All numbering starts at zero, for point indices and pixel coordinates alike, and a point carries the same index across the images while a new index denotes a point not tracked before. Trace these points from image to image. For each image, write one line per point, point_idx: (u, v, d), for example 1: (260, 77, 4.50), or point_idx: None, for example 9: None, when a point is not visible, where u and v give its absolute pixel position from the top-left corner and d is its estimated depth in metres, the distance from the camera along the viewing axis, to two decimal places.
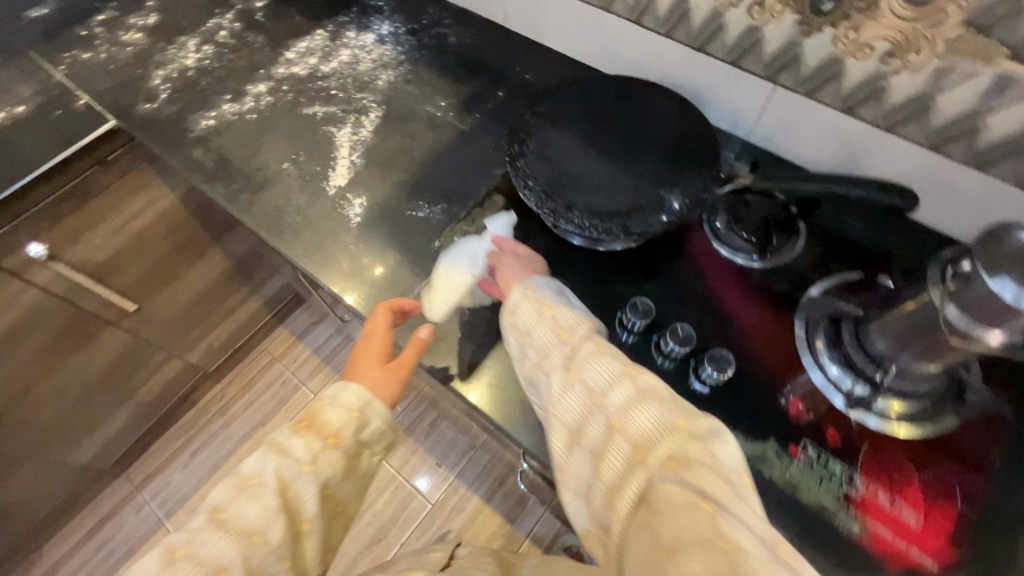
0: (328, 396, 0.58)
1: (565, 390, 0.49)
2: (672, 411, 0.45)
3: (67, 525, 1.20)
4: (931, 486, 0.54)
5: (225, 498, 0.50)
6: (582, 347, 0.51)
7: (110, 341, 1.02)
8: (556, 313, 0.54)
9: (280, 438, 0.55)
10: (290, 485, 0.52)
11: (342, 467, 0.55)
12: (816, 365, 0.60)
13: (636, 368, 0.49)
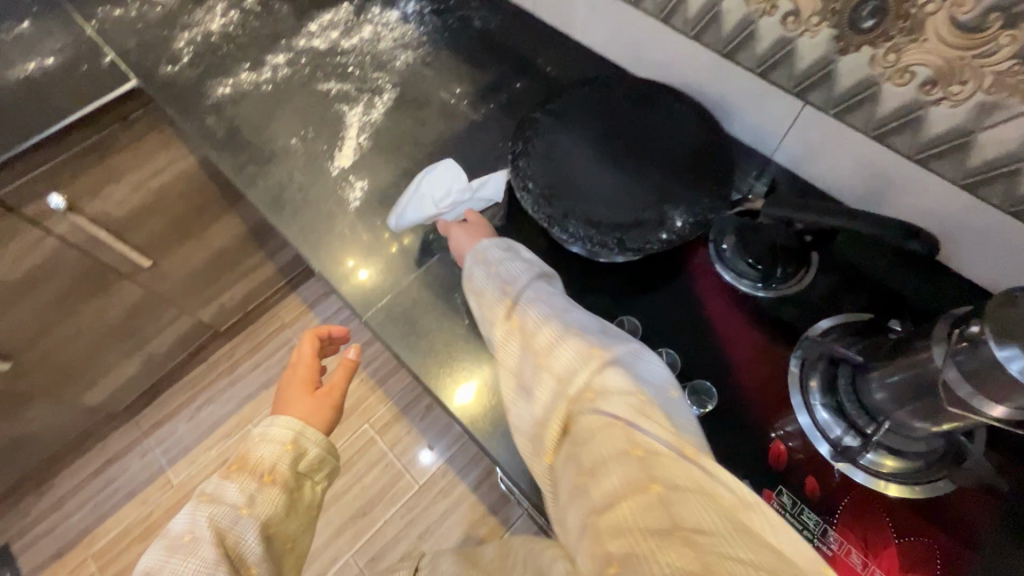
0: (257, 433, 0.54)
1: (505, 338, 0.47)
2: (596, 342, 0.43)
3: (80, 458, 1.28)
4: (913, 551, 0.46)
5: (156, 562, 0.45)
6: (519, 292, 0.48)
7: (125, 295, 1.05)
8: (501, 270, 0.51)
9: (210, 487, 0.50)
10: (231, 531, 0.47)
11: (282, 503, 0.50)
12: (806, 408, 0.52)
13: (569, 310, 0.47)
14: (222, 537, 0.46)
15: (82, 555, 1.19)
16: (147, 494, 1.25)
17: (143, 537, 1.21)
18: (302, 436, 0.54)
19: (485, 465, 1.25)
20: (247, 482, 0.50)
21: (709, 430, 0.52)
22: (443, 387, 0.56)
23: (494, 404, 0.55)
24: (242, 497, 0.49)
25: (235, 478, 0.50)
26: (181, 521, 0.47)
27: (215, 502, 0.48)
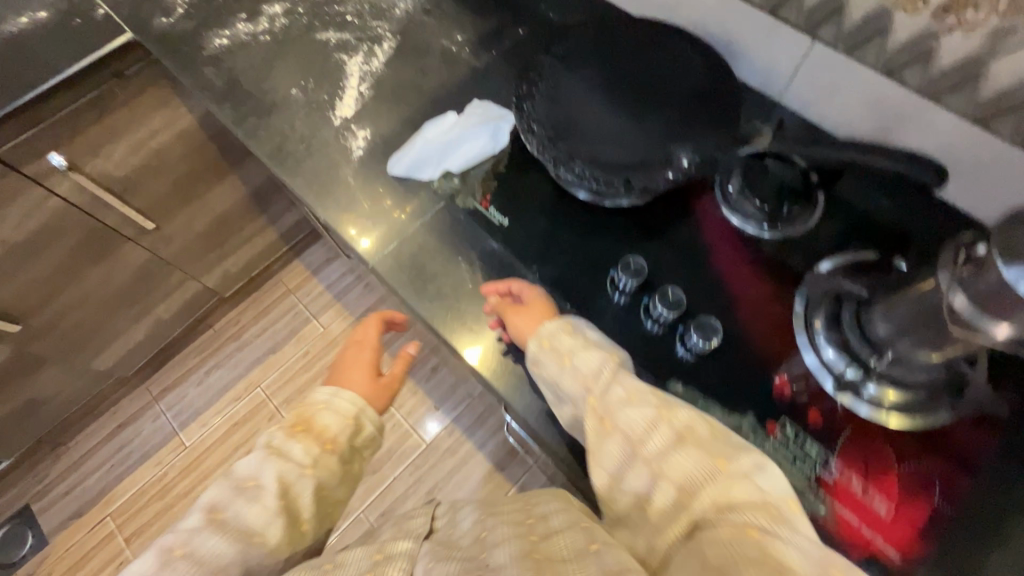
0: (322, 401, 0.58)
1: (599, 438, 0.45)
2: (711, 452, 0.41)
3: (94, 423, 1.30)
4: (912, 477, 0.47)
5: (223, 498, 0.50)
6: (615, 384, 0.46)
7: (130, 259, 1.06)
8: (575, 362, 0.48)
9: (276, 441, 0.55)
10: (292, 486, 0.53)
11: (337, 472, 0.56)
12: (811, 347, 0.53)
13: (669, 406, 0.45)
14: (288, 489, 0.52)
15: (101, 514, 1.22)
16: (161, 456, 1.28)
17: (159, 496, 1.24)
18: (365, 415, 0.59)
19: (490, 424, 1.27)
20: (310, 445, 0.55)
21: (716, 367, 0.52)
22: (453, 332, 0.57)
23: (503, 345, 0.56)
24: (307, 458, 0.54)
25: (299, 438, 0.55)
26: (249, 466, 0.53)
27: (281, 458, 0.53)
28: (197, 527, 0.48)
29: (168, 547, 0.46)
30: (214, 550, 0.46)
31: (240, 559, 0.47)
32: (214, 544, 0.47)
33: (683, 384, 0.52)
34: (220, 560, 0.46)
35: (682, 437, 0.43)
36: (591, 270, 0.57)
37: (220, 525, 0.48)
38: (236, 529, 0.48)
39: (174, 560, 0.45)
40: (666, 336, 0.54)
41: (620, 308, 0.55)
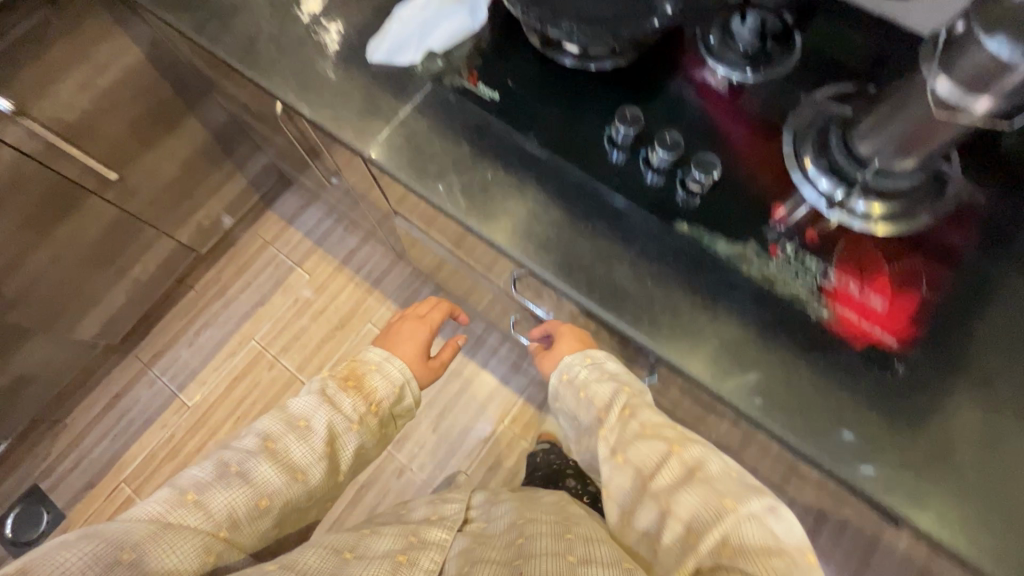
0: (373, 363, 0.69)
1: (616, 472, 0.56)
2: (719, 493, 0.50)
3: (89, 396, 1.28)
4: (902, 274, 0.51)
5: (278, 430, 0.60)
6: (638, 422, 0.58)
7: (97, 215, 1.01)
8: (590, 393, 0.62)
9: (331, 391, 0.65)
10: (338, 437, 0.62)
11: (377, 434, 0.67)
12: (806, 181, 0.55)
13: (681, 444, 0.55)
14: (335, 439, 0.62)
15: (115, 481, 1.22)
16: (165, 418, 1.27)
17: (172, 456, 1.24)
18: (407, 387, 0.70)
19: (491, 343, 1.30)
20: (358, 402, 0.64)
21: (717, 202, 0.54)
22: (461, 205, 0.57)
23: (511, 211, 0.57)
24: (354, 416, 0.64)
25: (350, 394, 0.65)
26: (307, 407, 0.63)
27: (333, 409, 0.63)
28: (255, 451, 0.58)
29: (228, 462, 0.58)
30: (264, 475, 0.57)
31: (285, 489, 0.58)
32: (264, 470, 0.57)
33: (688, 224, 0.53)
34: (266, 487, 0.57)
35: (692, 473, 0.53)
36: (586, 131, 0.57)
37: (270, 454, 0.59)
38: (283, 462, 0.59)
39: (230, 474, 0.56)
40: (667, 184, 0.55)
41: (618, 166, 0.56)
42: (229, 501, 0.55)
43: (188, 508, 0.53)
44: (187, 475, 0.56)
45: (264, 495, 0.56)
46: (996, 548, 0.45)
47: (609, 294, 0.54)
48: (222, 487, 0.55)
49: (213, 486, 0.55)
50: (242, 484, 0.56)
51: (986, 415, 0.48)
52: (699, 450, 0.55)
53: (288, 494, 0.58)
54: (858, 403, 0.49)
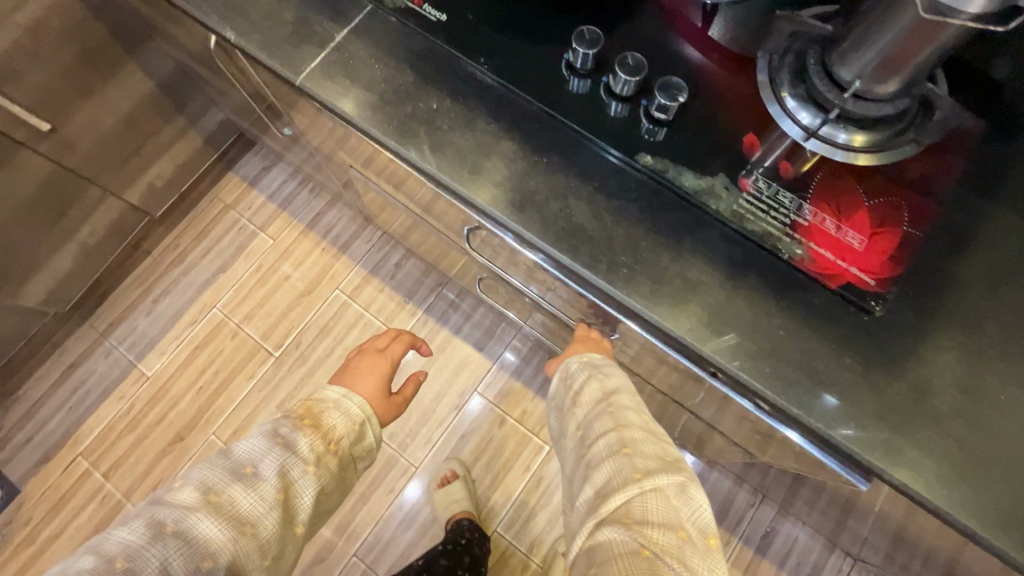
0: (330, 401, 0.67)
1: (570, 437, 0.57)
2: (634, 465, 0.49)
3: (40, 367, 1.22)
4: (882, 209, 0.47)
5: (220, 482, 0.56)
6: (605, 401, 0.55)
7: (30, 169, 0.94)
8: (569, 377, 0.60)
9: (284, 432, 0.62)
10: (293, 483, 0.59)
11: (337, 475, 0.64)
12: (786, 114, 0.50)
13: (626, 422, 0.52)
14: (289, 485, 0.59)
15: (71, 455, 1.18)
16: (123, 389, 1.22)
17: (131, 429, 1.19)
18: (367, 424, 0.68)
19: (464, 308, 1.26)
20: (315, 441, 0.62)
21: (684, 134, 0.50)
22: (406, 138, 0.51)
23: (460, 145, 0.51)
24: (311, 457, 0.61)
25: (307, 432, 0.63)
26: (254, 452, 0.59)
27: (286, 450, 0.60)
28: (193, 507, 0.54)
29: (162, 521, 0.52)
30: (204, 532, 0.53)
31: (228, 548, 0.53)
32: (205, 528, 0.53)
33: (653, 156, 0.49)
34: (210, 548, 0.52)
35: (620, 449, 0.51)
36: (543, 55, 0.52)
37: (212, 509, 0.54)
38: (229, 516, 0.54)
39: (165, 535, 0.51)
40: (632, 115, 0.50)
41: (580, 96, 0.51)
42: (163, 563, 0.50)
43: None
44: (112, 538, 0.51)
45: (207, 556, 0.52)
46: (970, 499, 0.41)
47: (565, 233, 0.48)
48: (156, 549, 0.51)
49: (145, 551, 0.50)
50: (181, 544, 0.51)
51: (965, 359, 0.44)
52: (645, 433, 0.52)
53: (234, 552, 0.53)
54: (831, 348, 0.45)
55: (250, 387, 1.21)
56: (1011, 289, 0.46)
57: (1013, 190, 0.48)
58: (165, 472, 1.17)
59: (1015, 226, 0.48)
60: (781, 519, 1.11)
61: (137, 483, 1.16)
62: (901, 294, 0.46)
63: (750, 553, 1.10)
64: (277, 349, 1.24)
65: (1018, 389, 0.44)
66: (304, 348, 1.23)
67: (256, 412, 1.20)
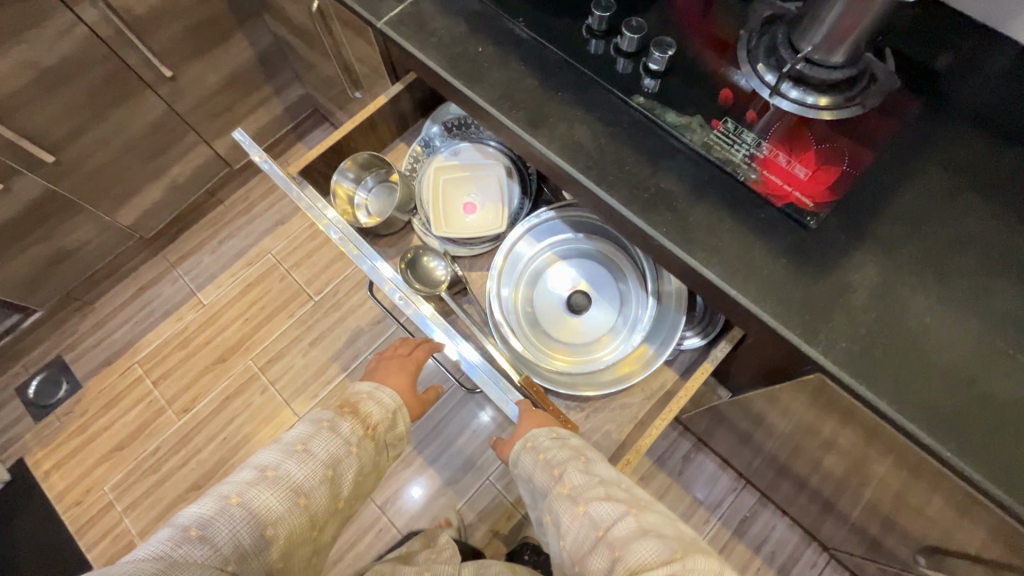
0: (365, 393, 0.75)
1: (574, 522, 0.61)
2: (667, 545, 0.55)
3: (117, 285, 1.41)
4: (826, 152, 0.58)
5: (275, 461, 0.64)
6: (606, 488, 0.63)
7: (148, 107, 1.14)
8: (548, 457, 0.68)
9: (327, 418, 0.70)
10: (339, 463, 0.67)
11: (375, 458, 0.72)
12: (761, 82, 0.61)
13: (637, 509, 0.60)
14: (336, 465, 0.67)
15: (129, 361, 1.34)
16: (181, 312, 1.39)
17: (182, 346, 1.35)
18: (399, 414, 0.76)
19: None
20: (356, 426, 0.70)
21: (672, 84, 0.62)
22: (456, 71, 0.66)
23: (495, 79, 0.65)
24: (353, 438, 0.69)
25: (348, 419, 0.70)
26: (303, 434, 0.67)
27: (331, 432, 0.68)
28: (253, 482, 0.61)
29: (227, 495, 0.60)
30: (262, 502, 0.60)
31: (286, 514, 0.61)
32: (265, 499, 0.60)
33: (645, 98, 0.62)
34: (271, 516, 0.60)
35: (646, 530, 0.57)
36: (568, 22, 0.66)
37: (271, 482, 0.62)
38: (286, 488, 0.62)
39: (231, 506, 0.59)
40: (633, 70, 0.63)
41: (593, 55, 0.64)
42: (233, 531, 0.57)
43: (194, 543, 0.54)
44: (187, 513, 0.58)
45: (268, 525, 0.59)
46: (871, 377, 0.50)
47: (568, 146, 0.61)
48: (224, 519, 0.57)
49: (216, 520, 0.57)
50: (245, 513, 0.59)
51: (882, 272, 0.54)
52: (659, 520, 0.60)
53: (293, 522, 0.61)
54: (772, 250, 0.56)
55: (289, 325, 1.36)
56: (928, 228, 0.56)
57: (938, 153, 0.59)
58: (205, 387, 1.31)
59: (938, 179, 0.58)
60: (760, 508, 1.16)
61: (180, 394, 1.31)
62: (832, 219, 0.56)
63: (727, 535, 1.15)
64: (317, 294, 1.39)
65: (923, 298, 0.53)
66: (340, 296, 1.38)
67: (291, 347, 1.34)
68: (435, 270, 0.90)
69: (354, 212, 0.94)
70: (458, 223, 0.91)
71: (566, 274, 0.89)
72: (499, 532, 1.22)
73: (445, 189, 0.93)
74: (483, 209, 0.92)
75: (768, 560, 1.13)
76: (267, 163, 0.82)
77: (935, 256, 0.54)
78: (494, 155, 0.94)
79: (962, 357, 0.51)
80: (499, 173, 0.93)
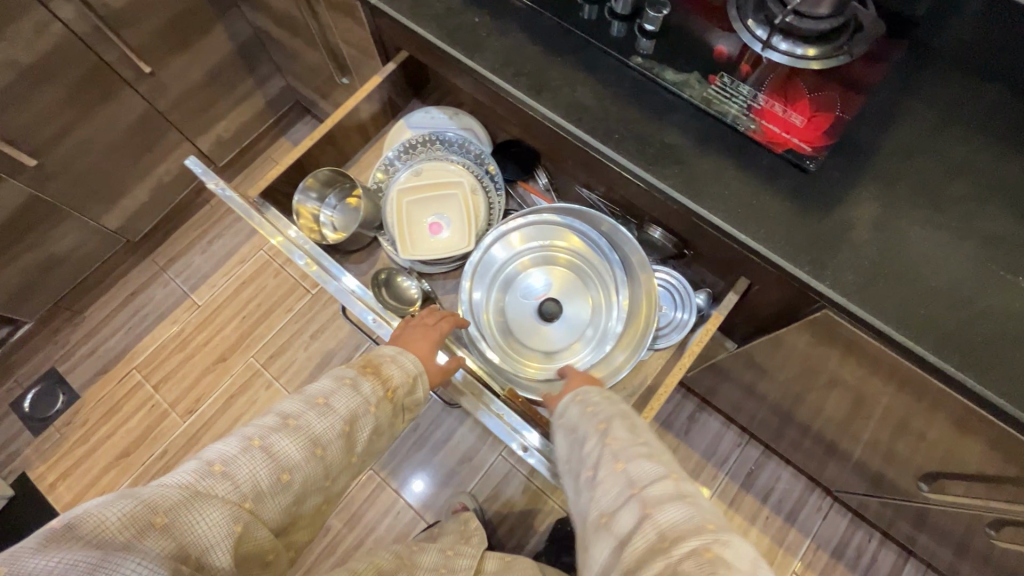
0: (387, 354, 0.68)
1: (611, 477, 0.58)
2: (701, 514, 0.52)
3: (107, 292, 1.39)
4: (819, 100, 0.60)
5: (298, 409, 0.59)
6: (646, 449, 0.61)
7: (129, 105, 1.12)
8: (596, 410, 0.66)
9: (349, 376, 0.64)
10: (357, 419, 0.62)
11: (392, 420, 0.66)
12: (753, 38, 0.62)
13: (676, 476, 0.58)
14: (354, 420, 0.61)
15: (126, 368, 1.32)
16: (176, 315, 1.37)
17: (180, 349, 1.33)
18: (420, 380, 0.68)
19: None
20: (377, 386, 0.64)
21: (668, 44, 0.64)
22: (456, 41, 0.67)
23: (495, 50, 0.66)
24: (373, 399, 0.63)
25: (369, 379, 0.64)
26: (325, 388, 0.62)
27: (353, 390, 0.62)
28: (275, 427, 0.57)
29: (249, 437, 0.55)
30: (285, 450, 0.56)
31: (304, 463, 0.57)
32: (286, 446, 0.56)
33: (643, 59, 0.63)
34: (289, 462, 0.56)
35: (681, 494, 0.55)
36: None
37: (291, 430, 0.57)
38: (304, 438, 0.57)
39: (253, 448, 0.54)
40: (628, 33, 0.65)
41: (588, 22, 0.66)
42: (252, 472, 0.53)
43: (216, 478, 0.51)
44: (211, 448, 0.54)
45: (286, 470, 0.55)
46: (878, 306, 0.53)
47: (572, 108, 0.63)
48: (246, 459, 0.53)
49: (237, 459, 0.53)
50: (265, 457, 0.54)
51: (880, 207, 0.57)
52: (694, 489, 0.57)
53: (308, 470, 0.57)
54: (774, 193, 0.58)
55: (289, 319, 1.35)
56: (918, 166, 0.59)
57: (922, 92, 0.62)
58: (208, 387, 1.30)
59: (924, 117, 0.61)
60: (765, 460, 1.20)
61: (182, 396, 1.30)
62: (830, 161, 0.59)
63: (735, 488, 1.19)
64: (314, 287, 1.38)
65: (921, 229, 0.56)
66: None
67: (292, 341, 1.34)
68: (407, 289, 0.85)
69: (319, 231, 0.84)
70: (424, 246, 0.83)
71: (539, 280, 0.84)
72: (515, 505, 1.23)
73: (411, 207, 0.84)
74: (451, 228, 0.84)
75: (776, 508, 1.17)
76: (225, 189, 0.74)
77: (926, 189, 0.57)
78: (459, 170, 0.85)
79: (960, 280, 0.54)
80: (464, 190, 0.84)
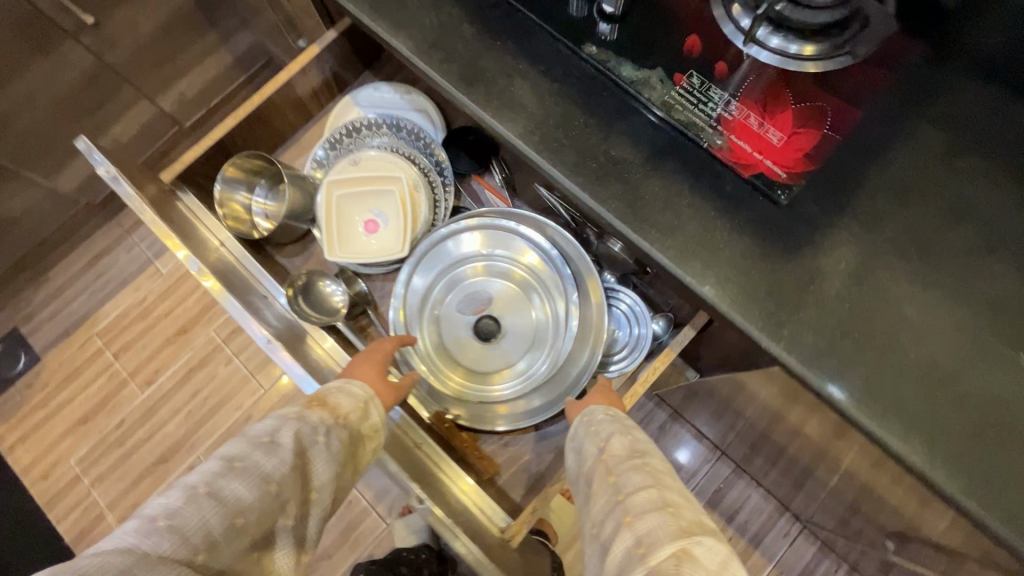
0: (334, 387, 0.63)
1: (600, 487, 0.53)
2: (678, 521, 0.46)
3: (70, 254, 1.33)
4: (807, 113, 0.48)
5: (242, 449, 0.51)
6: (640, 458, 0.54)
7: (73, 58, 1.03)
8: (598, 429, 0.60)
9: (294, 410, 0.59)
10: (306, 448, 0.55)
11: (349, 451, 0.60)
12: (736, 27, 0.51)
13: (668, 485, 0.51)
14: (303, 449, 0.55)
15: (87, 334, 1.29)
16: (139, 282, 1.31)
17: (142, 318, 1.29)
18: (372, 403, 0.64)
19: None
20: (325, 416, 0.59)
21: (631, 30, 0.52)
22: (381, 15, 0.56)
23: (424, 28, 0.56)
24: (321, 428, 0.57)
25: (317, 411, 0.59)
26: (267, 427, 0.55)
27: (300, 422, 0.57)
28: (221, 471, 0.49)
29: (195, 484, 0.47)
30: (237, 496, 0.48)
31: (257, 503, 0.49)
32: (236, 488, 0.48)
33: (598, 47, 0.52)
34: (241, 503, 0.48)
35: (665, 504, 0.48)
36: None
37: (239, 472, 0.49)
38: (256, 476, 0.50)
39: (201, 495, 0.46)
40: (586, 13, 0.53)
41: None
42: (203, 521, 0.45)
43: (161, 536, 0.43)
44: (152, 504, 0.46)
45: (240, 511, 0.47)
46: (836, 378, 0.44)
47: (506, 106, 0.53)
48: (193, 508, 0.45)
49: (183, 510, 0.45)
50: (215, 503, 0.46)
51: (859, 253, 0.47)
52: (685, 500, 0.50)
53: (265, 510, 0.49)
54: (732, 229, 0.49)
55: None
56: (915, 205, 0.48)
57: (933, 109, 0.50)
58: (168, 359, 1.27)
59: (931, 144, 0.49)
60: (734, 479, 1.14)
61: (141, 365, 1.27)
62: (805, 191, 0.49)
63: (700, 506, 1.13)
64: None
65: (906, 285, 0.46)
66: None
67: None
68: (332, 296, 0.80)
69: (249, 220, 0.81)
70: (356, 246, 0.78)
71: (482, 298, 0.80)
72: None
73: (345, 201, 0.78)
74: (386, 228, 0.78)
75: (740, 529, 1.12)
76: (119, 181, 0.69)
77: (916, 235, 0.47)
78: (399, 164, 0.79)
79: (940, 354, 0.44)
80: (402, 186, 0.78)
